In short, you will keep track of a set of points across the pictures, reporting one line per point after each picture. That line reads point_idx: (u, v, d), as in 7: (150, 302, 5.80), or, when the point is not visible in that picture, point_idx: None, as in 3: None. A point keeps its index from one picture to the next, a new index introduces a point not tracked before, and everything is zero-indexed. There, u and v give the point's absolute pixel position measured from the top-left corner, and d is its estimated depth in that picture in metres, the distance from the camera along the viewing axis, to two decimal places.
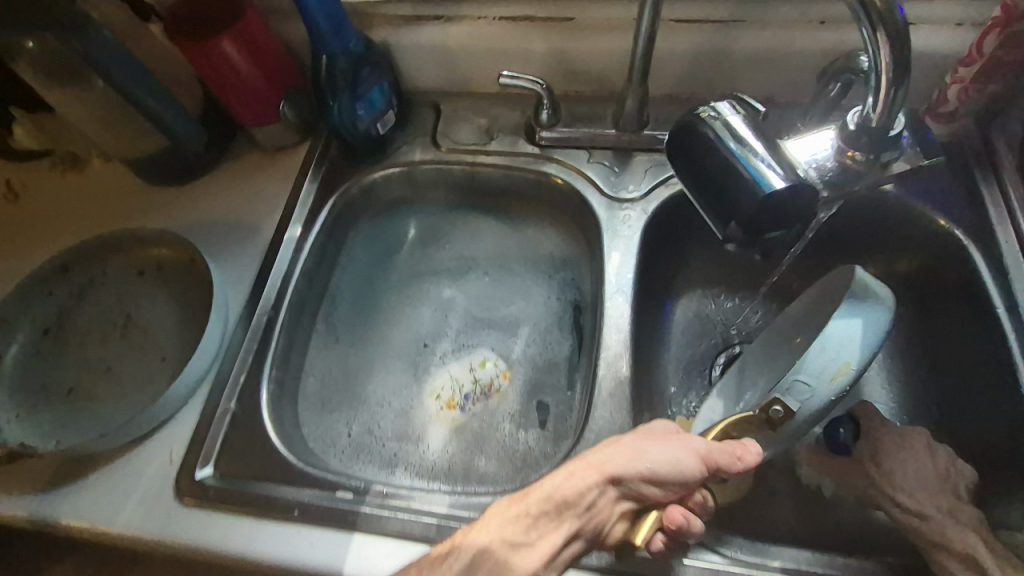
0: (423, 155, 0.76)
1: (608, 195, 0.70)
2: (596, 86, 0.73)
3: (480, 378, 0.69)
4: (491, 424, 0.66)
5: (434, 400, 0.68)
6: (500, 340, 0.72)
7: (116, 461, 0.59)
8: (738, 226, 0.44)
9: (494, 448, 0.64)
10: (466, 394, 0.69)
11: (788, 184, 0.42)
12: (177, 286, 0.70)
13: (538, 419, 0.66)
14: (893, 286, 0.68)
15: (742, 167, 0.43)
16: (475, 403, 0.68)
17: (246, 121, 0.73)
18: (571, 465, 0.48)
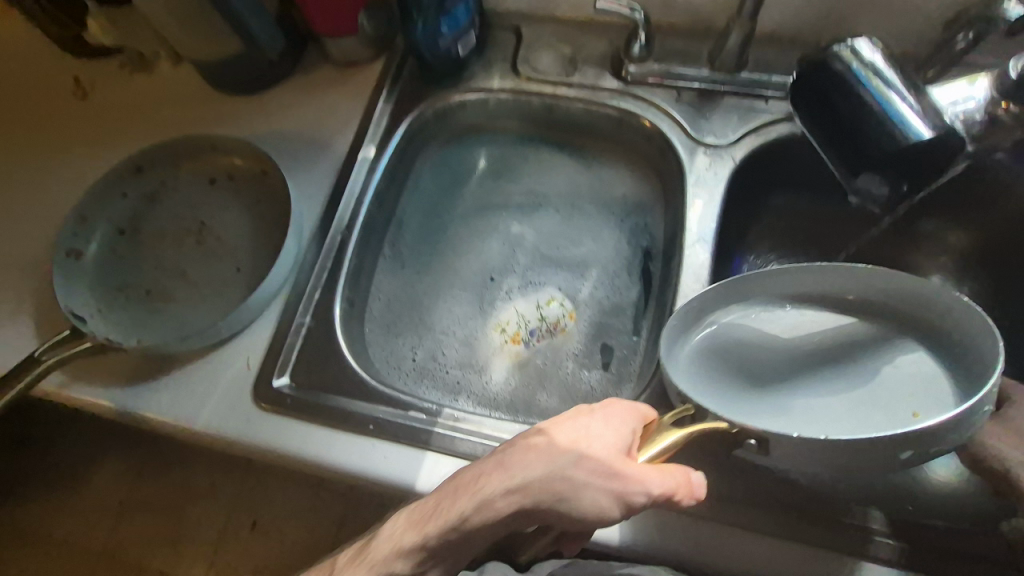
0: (501, 82, 0.73)
1: (694, 138, 0.67)
2: (693, 20, 0.69)
3: (547, 316, 0.69)
4: (554, 362, 0.67)
5: (500, 333, 0.69)
6: (567, 280, 0.71)
7: (196, 363, 0.61)
8: (870, 172, 0.48)
9: (557, 385, 0.65)
10: (531, 330, 0.69)
11: (933, 137, 0.46)
12: (249, 196, 0.69)
13: (602, 361, 0.66)
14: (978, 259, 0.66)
15: (886, 115, 0.46)
16: (539, 340, 0.68)
17: (320, 31, 0.70)
18: (481, 490, 0.42)
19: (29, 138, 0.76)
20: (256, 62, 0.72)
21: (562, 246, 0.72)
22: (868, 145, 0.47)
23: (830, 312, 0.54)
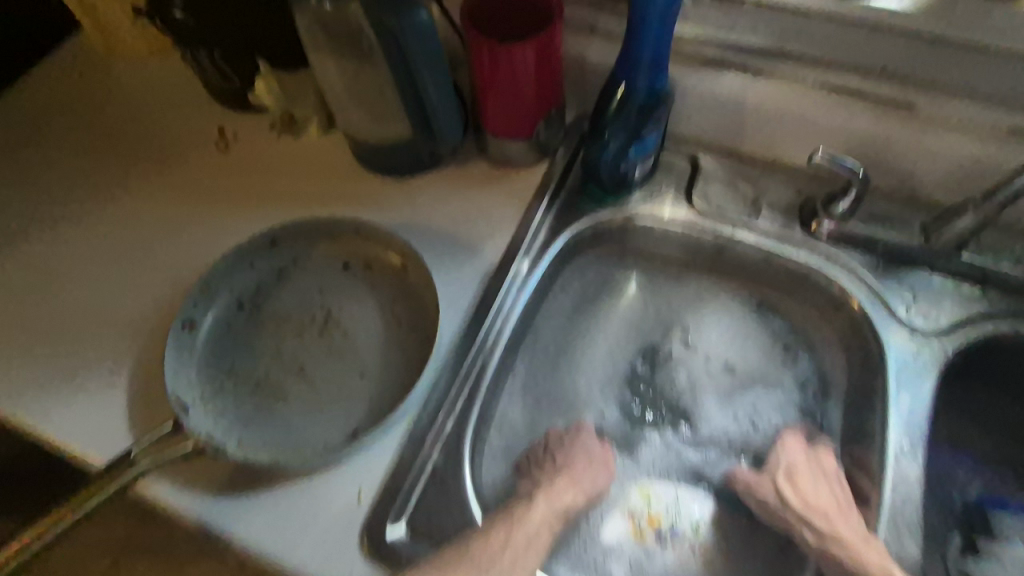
0: (673, 212, 0.67)
1: (897, 316, 0.59)
2: (898, 185, 0.63)
3: (664, 417, 0.63)
4: (697, 522, 0.58)
5: (630, 491, 0.59)
6: (695, 400, 0.63)
7: (299, 484, 0.52)
8: None
9: None
10: (675, 528, 0.58)
11: None
12: (383, 290, 0.63)
13: None
14: None
15: None
16: (683, 543, 0.57)
17: (490, 128, 0.66)
18: (562, 486, 0.55)
19: (159, 184, 0.72)
20: (416, 149, 0.67)
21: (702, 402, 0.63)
22: None
23: (693, 403, 0.63)
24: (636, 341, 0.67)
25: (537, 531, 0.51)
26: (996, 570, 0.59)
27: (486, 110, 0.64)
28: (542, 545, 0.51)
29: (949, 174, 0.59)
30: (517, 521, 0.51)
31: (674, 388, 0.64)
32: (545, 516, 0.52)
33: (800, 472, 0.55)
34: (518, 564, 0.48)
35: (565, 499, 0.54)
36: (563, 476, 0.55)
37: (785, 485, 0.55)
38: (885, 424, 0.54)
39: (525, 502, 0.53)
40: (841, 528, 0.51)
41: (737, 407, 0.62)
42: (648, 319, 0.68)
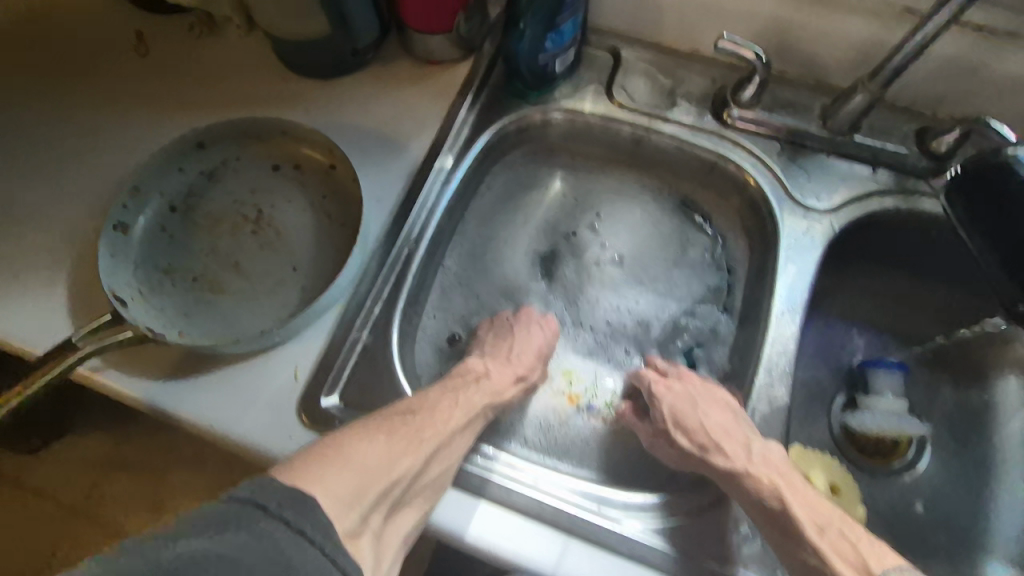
0: (593, 105, 0.68)
1: (793, 197, 0.63)
2: (805, 72, 0.65)
3: (586, 300, 0.69)
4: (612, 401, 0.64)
5: (555, 372, 0.66)
6: (614, 285, 0.69)
7: (239, 367, 0.57)
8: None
9: (603, 457, 0.61)
10: (591, 404, 0.64)
11: None
12: (313, 190, 0.65)
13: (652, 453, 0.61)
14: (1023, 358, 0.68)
15: None
16: (597, 416, 0.63)
17: (410, 23, 0.66)
18: (491, 378, 0.58)
19: (78, 93, 0.71)
20: (337, 47, 0.67)
21: (620, 285, 0.69)
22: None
23: (611, 288, 0.69)
24: (561, 233, 0.72)
25: (479, 410, 0.55)
26: (868, 419, 0.67)
27: (403, 3, 0.64)
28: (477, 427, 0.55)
29: (848, 58, 0.62)
30: (463, 402, 0.54)
31: (591, 270, 0.70)
32: (485, 406, 0.56)
33: (682, 409, 0.56)
34: (455, 440, 0.52)
35: (504, 396, 0.58)
36: (505, 369, 0.59)
37: (672, 426, 0.56)
38: (773, 292, 0.60)
39: (470, 387, 0.56)
40: (741, 451, 0.52)
41: (652, 290, 0.69)
42: (572, 212, 0.73)
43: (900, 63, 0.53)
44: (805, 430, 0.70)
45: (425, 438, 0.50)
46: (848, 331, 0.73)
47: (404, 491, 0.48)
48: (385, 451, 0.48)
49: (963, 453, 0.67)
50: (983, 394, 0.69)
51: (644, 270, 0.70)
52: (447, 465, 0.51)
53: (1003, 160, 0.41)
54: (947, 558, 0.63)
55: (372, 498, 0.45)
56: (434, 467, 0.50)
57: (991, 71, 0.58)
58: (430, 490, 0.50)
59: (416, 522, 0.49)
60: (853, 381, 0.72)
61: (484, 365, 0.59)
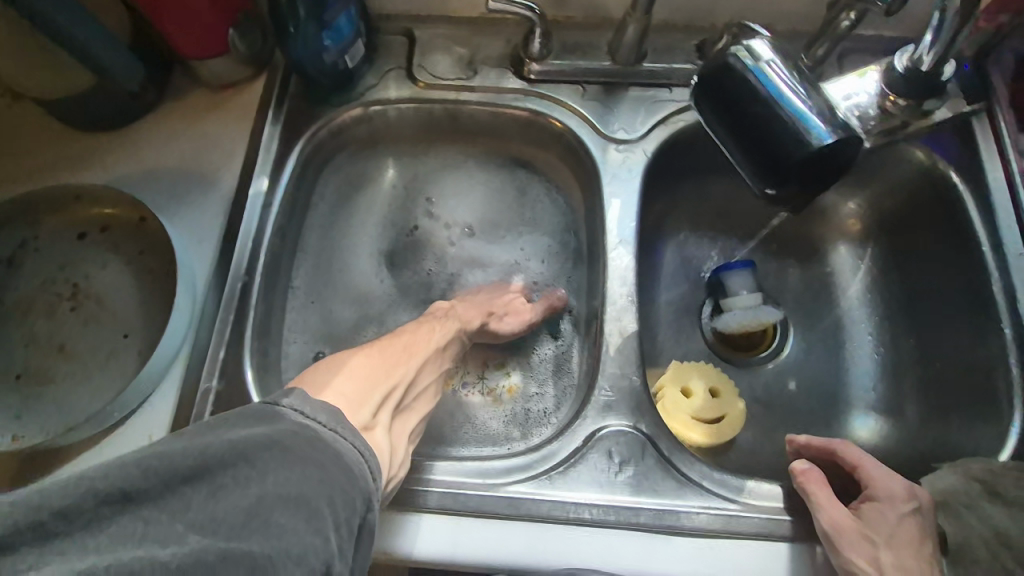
0: (398, 92, 0.68)
1: (603, 135, 0.65)
2: (588, 12, 0.67)
3: (445, 282, 0.70)
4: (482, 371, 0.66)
5: None
6: (469, 260, 0.71)
7: (87, 453, 0.53)
8: (771, 182, 0.41)
9: (485, 433, 0.62)
10: (466, 382, 0.65)
11: (795, 123, 0.39)
12: (129, 249, 0.62)
13: (527, 417, 0.63)
14: (867, 225, 0.73)
15: (759, 88, 0.40)
16: (473, 394, 0.65)
17: (184, 53, 0.63)
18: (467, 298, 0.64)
19: None
20: (113, 95, 0.63)
21: (476, 260, 0.71)
22: (755, 123, 0.41)
23: (465, 265, 0.71)
24: (406, 225, 0.71)
25: (471, 317, 0.62)
26: (729, 319, 0.72)
27: (167, 34, 0.60)
28: (448, 355, 0.60)
29: None
30: (438, 327, 0.60)
31: (449, 251, 0.71)
32: (460, 330, 0.61)
33: (905, 539, 0.47)
34: (422, 377, 0.56)
35: (474, 321, 0.62)
36: (471, 306, 0.63)
37: (878, 540, 0.47)
38: (606, 228, 0.62)
39: (444, 317, 0.61)
40: None
41: (506, 252, 0.71)
42: (412, 200, 0.72)
43: None
44: (683, 344, 0.74)
45: (415, 351, 0.56)
46: (701, 243, 0.77)
47: (402, 397, 0.53)
48: (378, 361, 0.53)
49: (819, 324, 0.73)
50: (824, 265, 0.75)
51: (495, 237, 0.71)
52: (435, 373, 0.58)
53: (725, 60, 0.42)
54: (823, 421, 0.69)
55: (377, 400, 0.50)
56: (426, 376, 0.57)
57: None
58: (419, 400, 0.56)
59: (416, 424, 0.54)
60: (714, 288, 0.75)
61: (450, 304, 0.63)
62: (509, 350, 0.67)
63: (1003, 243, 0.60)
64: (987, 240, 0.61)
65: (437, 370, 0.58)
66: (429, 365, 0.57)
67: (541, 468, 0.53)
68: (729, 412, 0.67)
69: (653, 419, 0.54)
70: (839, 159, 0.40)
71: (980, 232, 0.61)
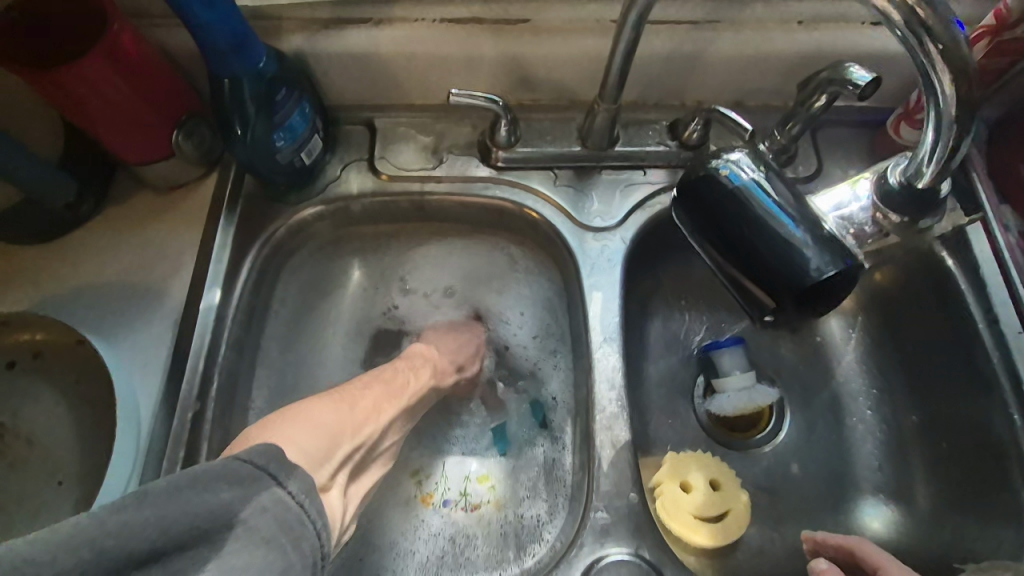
0: (360, 186, 0.64)
1: (579, 223, 0.62)
2: (555, 96, 0.65)
3: None
4: (463, 482, 0.60)
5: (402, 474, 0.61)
6: None
7: None
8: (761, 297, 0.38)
9: (472, 556, 0.57)
10: (448, 497, 0.60)
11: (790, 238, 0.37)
12: (65, 380, 0.55)
13: (516, 535, 0.57)
14: (858, 295, 0.70)
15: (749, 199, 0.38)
16: (454, 510, 0.59)
17: (127, 160, 0.58)
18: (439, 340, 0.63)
19: None
20: (46, 209, 0.58)
21: None
22: (744, 233, 0.38)
23: None
24: (377, 324, 0.67)
25: (444, 367, 0.60)
26: (724, 402, 0.68)
27: (107, 144, 0.56)
28: (418, 407, 0.58)
29: (585, 74, 0.62)
30: (412, 381, 0.57)
31: None
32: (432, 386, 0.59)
33: None
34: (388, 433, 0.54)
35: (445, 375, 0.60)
36: (448, 353, 0.61)
37: None
38: (589, 324, 0.58)
39: (422, 367, 0.58)
40: None
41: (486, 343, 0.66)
42: (379, 294, 0.67)
43: (616, 80, 0.55)
44: (678, 430, 0.70)
45: (386, 406, 0.54)
46: (688, 318, 0.73)
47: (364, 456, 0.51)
48: (348, 415, 0.50)
49: (818, 400, 0.70)
50: (815, 335, 0.72)
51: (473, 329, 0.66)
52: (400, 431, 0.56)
53: (710, 175, 0.40)
54: (829, 508, 0.65)
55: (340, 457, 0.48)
56: (393, 432, 0.55)
57: (712, 53, 0.60)
58: (376, 458, 0.54)
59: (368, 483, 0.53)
60: (704, 365, 0.72)
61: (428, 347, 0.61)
62: (493, 458, 0.61)
63: (999, 319, 0.59)
64: (981, 315, 0.60)
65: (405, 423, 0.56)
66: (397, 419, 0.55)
67: None
68: (734, 507, 0.62)
69: (656, 543, 0.49)
70: (839, 293, 0.36)
71: (971, 305, 0.60)
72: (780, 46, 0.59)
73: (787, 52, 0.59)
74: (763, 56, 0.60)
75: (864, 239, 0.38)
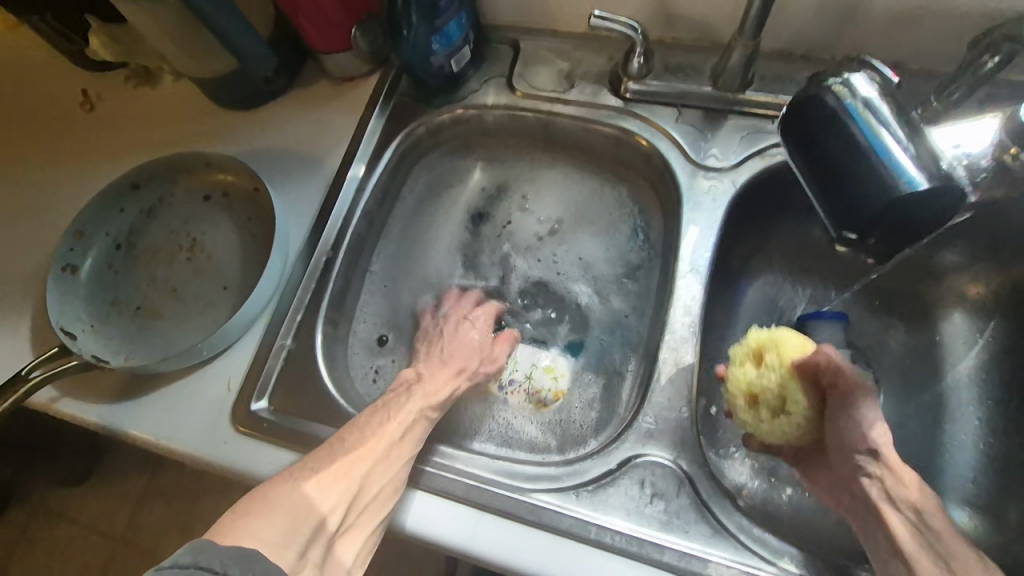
0: (495, 98, 0.71)
1: (692, 160, 0.64)
2: (695, 35, 0.66)
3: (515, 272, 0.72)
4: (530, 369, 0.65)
5: None
6: (539, 259, 0.72)
7: (176, 383, 0.61)
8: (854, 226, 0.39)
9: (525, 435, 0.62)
10: (512, 378, 0.65)
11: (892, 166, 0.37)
12: (241, 214, 0.69)
13: (568, 425, 0.62)
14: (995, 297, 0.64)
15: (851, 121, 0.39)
16: (515, 393, 0.64)
17: (313, 46, 0.70)
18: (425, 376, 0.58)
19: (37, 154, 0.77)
20: (251, 78, 0.72)
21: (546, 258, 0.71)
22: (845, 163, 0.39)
23: (534, 262, 0.71)
24: (485, 222, 0.74)
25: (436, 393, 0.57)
26: None
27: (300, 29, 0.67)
28: (416, 437, 0.53)
29: (730, 13, 0.62)
30: (393, 414, 0.53)
31: (521, 248, 0.72)
32: (419, 410, 0.55)
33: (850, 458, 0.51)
34: (373, 484, 0.49)
35: (438, 394, 0.57)
36: (438, 370, 0.59)
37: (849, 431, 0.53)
38: (678, 253, 0.60)
39: (400, 397, 0.55)
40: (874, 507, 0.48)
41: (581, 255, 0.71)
42: (494, 196, 0.75)
43: (759, 15, 0.54)
44: None
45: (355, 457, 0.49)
46: (790, 287, 0.71)
47: (343, 517, 0.47)
48: (305, 487, 0.46)
49: (921, 398, 0.65)
50: (934, 333, 0.67)
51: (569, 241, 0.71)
52: (394, 471, 0.50)
53: (818, 93, 0.40)
54: None
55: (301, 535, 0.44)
56: (382, 472, 0.50)
57: (873, 3, 0.57)
58: (373, 506, 0.49)
59: (365, 542, 0.48)
60: None
61: (415, 372, 0.59)
62: (564, 357, 0.66)
63: None
64: None
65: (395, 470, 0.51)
66: (380, 465, 0.50)
67: (570, 482, 0.51)
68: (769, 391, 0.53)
69: (699, 458, 0.52)
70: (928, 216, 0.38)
71: None
72: (956, 1, 0.54)
73: (964, 9, 0.55)
74: (934, 11, 0.56)
75: (977, 179, 0.42)
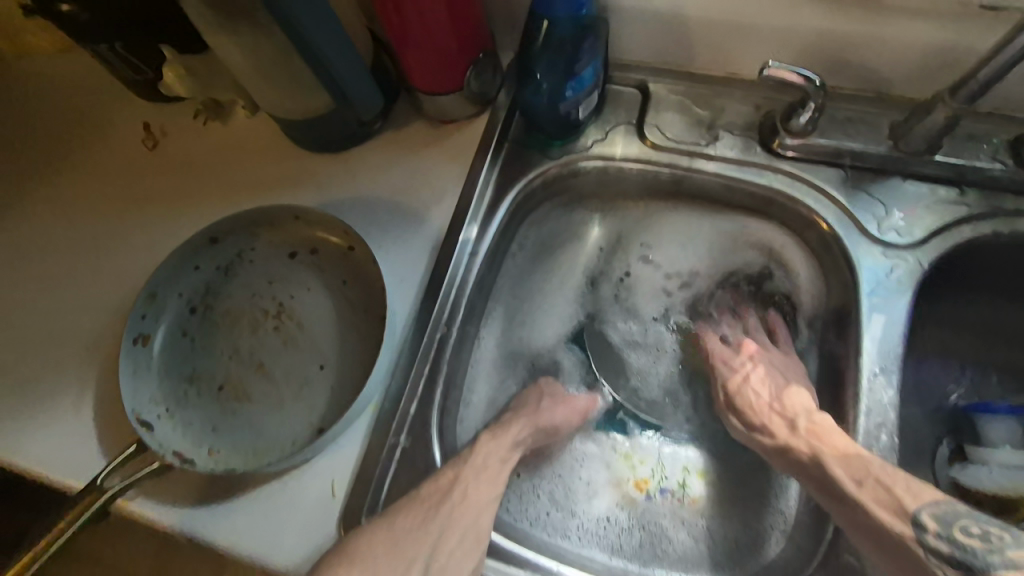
0: (625, 150, 0.62)
1: (873, 236, 0.56)
2: (862, 85, 0.58)
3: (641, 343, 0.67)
4: (680, 476, 0.62)
5: (615, 453, 0.63)
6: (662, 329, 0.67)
7: (270, 484, 0.52)
8: None
9: (674, 551, 0.57)
10: (661, 485, 0.61)
11: None
12: (333, 277, 0.61)
13: (724, 541, 0.57)
14: None
15: None
16: (665, 501, 0.61)
17: (415, 84, 0.60)
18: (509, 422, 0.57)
19: (92, 195, 0.68)
20: (346, 120, 0.63)
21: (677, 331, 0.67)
22: None
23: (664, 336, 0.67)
24: (602, 286, 0.68)
25: (522, 437, 0.56)
26: (984, 476, 0.57)
27: (405, 66, 0.58)
28: (499, 477, 0.53)
29: (919, 64, 0.53)
30: (473, 458, 0.52)
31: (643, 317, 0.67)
32: (499, 451, 0.54)
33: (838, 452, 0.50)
34: (451, 532, 0.48)
35: (514, 430, 0.56)
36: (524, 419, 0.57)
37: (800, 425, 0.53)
38: (860, 350, 0.53)
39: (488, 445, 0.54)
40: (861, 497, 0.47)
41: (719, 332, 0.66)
42: (614, 255, 0.68)
43: (988, 78, 0.45)
44: None
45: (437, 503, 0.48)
46: (948, 372, 0.63)
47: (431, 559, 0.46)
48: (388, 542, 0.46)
49: None
50: None
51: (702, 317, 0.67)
52: (476, 513, 0.50)
53: None
54: None
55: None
56: (461, 524, 0.48)
57: None
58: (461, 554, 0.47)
59: None
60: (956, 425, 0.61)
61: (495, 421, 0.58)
62: (710, 458, 0.63)
63: None
64: None
65: (477, 513, 0.50)
66: (462, 509, 0.49)
67: None
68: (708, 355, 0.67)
69: None
70: None
71: None
72: None
73: None
74: None
75: None
